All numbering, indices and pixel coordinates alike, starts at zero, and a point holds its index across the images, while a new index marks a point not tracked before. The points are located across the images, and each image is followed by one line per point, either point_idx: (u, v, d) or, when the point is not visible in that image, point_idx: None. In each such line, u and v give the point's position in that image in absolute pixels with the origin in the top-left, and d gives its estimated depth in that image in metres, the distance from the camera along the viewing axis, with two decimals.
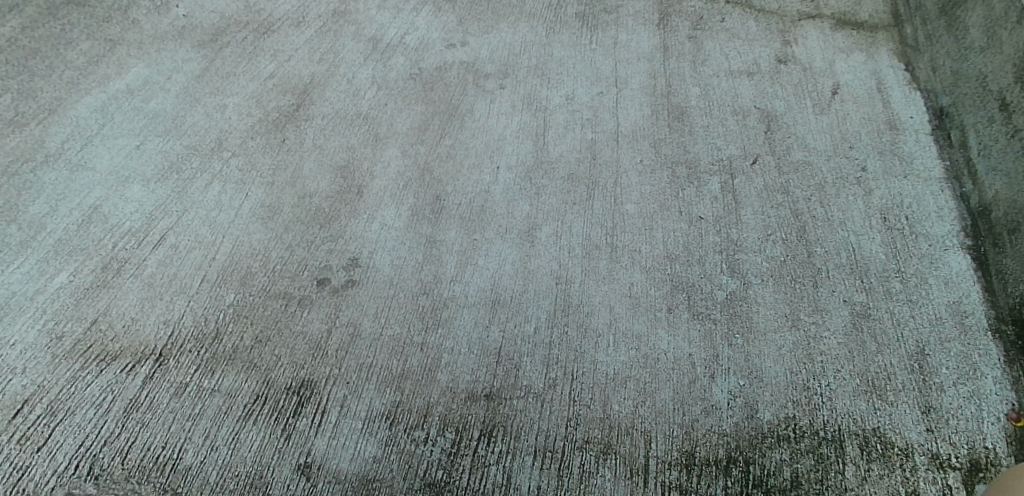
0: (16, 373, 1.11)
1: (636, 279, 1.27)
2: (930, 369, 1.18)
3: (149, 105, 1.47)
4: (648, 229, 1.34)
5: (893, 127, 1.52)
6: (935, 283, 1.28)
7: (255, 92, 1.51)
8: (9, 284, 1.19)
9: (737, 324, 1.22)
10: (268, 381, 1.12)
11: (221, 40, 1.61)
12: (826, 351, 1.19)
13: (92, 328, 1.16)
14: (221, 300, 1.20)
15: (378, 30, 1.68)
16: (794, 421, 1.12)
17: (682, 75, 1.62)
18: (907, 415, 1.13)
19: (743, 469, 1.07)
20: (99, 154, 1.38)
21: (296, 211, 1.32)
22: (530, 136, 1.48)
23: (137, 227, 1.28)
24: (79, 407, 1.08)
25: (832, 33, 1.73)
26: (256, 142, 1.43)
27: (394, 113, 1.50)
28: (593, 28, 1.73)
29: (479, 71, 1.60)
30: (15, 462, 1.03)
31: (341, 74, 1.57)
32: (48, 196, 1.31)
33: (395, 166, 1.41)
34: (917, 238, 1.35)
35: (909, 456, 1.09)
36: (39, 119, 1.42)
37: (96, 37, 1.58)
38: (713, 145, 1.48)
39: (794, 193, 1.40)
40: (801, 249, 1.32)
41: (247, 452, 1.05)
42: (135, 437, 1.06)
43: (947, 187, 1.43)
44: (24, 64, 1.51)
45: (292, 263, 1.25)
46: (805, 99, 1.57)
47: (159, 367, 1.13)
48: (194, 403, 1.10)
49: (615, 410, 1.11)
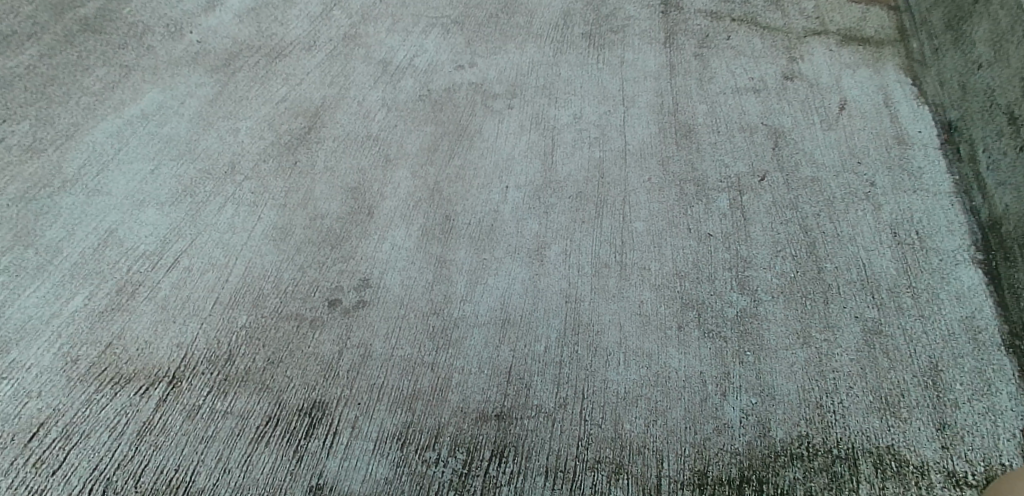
0: (32, 396, 1.12)
1: (646, 297, 1.27)
2: (944, 385, 1.17)
3: (164, 130, 1.50)
4: (657, 246, 1.34)
5: (901, 142, 1.52)
6: (947, 298, 1.28)
7: (267, 116, 1.54)
8: (27, 307, 1.21)
9: (748, 341, 1.21)
10: (281, 403, 1.13)
11: (234, 65, 1.64)
12: (838, 368, 1.19)
13: (107, 351, 1.17)
14: (234, 322, 1.21)
15: (388, 53, 1.70)
16: (807, 439, 1.11)
17: (689, 93, 1.63)
18: (922, 432, 1.12)
19: (757, 489, 1.06)
20: (114, 178, 1.41)
21: (308, 232, 1.34)
22: (538, 155, 1.50)
23: (152, 250, 1.30)
24: (94, 429, 1.09)
25: (838, 48, 1.73)
26: (269, 164, 1.45)
27: (404, 134, 1.52)
28: (600, 47, 1.74)
29: (487, 92, 1.62)
30: (30, 485, 1.04)
31: (351, 96, 1.59)
32: (65, 221, 1.33)
33: (405, 186, 1.43)
34: (927, 253, 1.34)
35: (924, 474, 1.08)
36: (56, 145, 1.45)
37: (112, 64, 1.62)
38: (720, 162, 1.49)
39: (803, 209, 1.41)
40: (810, 265, 1.32)
41: (260, 474, 1.06)
42: (148, 460, 1.07)
43: (956, 202, 1.42)
44: (42, 91, 1.54)
45: (304, 284, 1.27)
46: (812, 115, 1.58)
47: (173, 389, 1.14)
48: (207, 425, 1.10)
49: (626, 429, 1.11)
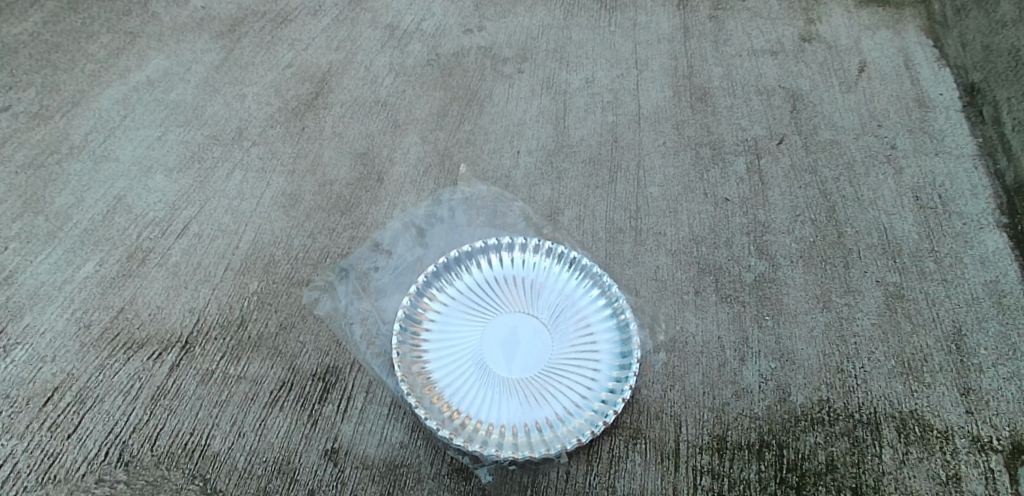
0: (47, 361, 1.12)
1: (662, 262, 1.24)
2: (968, 350, 1.15)
3: (170, 96, 1.47)
4: (673, 211, 1.31)
5: (922, 105, 1.48)
6: (971, 262, 1.25)
7: (274, 82, 1.50)
8: (38, 274, 1.20)
9: (767, 305, 1.19)
10: (294, 368, 1.12)
11: (239, 31, 1.59)
12: (860, 333, 1.17)
13: (119, 316, 1.16)
14: (245, 288, 1.20)
15: (394, 17, 1.65)
16: (828, 403, 1.10)
17: (705, 56, 1.58)
18: (946, 397, 1.10)
19: (777, 453, 1.05)
20: (122, 145, 1.38)
21: (317, 199, 1.32)
22: (550, 120, 1.46)
23: (161, 216, 1.28)
24: (108, 394, 1.09)
25: (857, 9, 1.67)
26: (276, 130, 1.42)
27: (412, 100, 1.49)
28: (612, 10, 1.68)
29: (497, 56, 1.57)
30: (47, 448, 1.04)
31: (358, 61, 1.55)
32: (74, 187, 1.31)
33: (414, 152, 1.40)
34: (950, 216, 1.31)
35: (949, 439, 1.07)
36: (63, 111, 1.42)
37: (116, 30, 1.57)
38: (737, 126, 1.45)
39: (822, 173, 1.37)
40: (830, 230, 1.29)
41: (275, 438, 1.06)
42: (163, 424, 1.07)
43: (980, 165, 1.38)
44: (46, 58, 1.50)
45: (315, 250, 1.25)
46: (831, 77, 1.53)
47: (186, 355, 1.13)
48: (221, 390, 1.10)
49: (644, 394, 1.10)
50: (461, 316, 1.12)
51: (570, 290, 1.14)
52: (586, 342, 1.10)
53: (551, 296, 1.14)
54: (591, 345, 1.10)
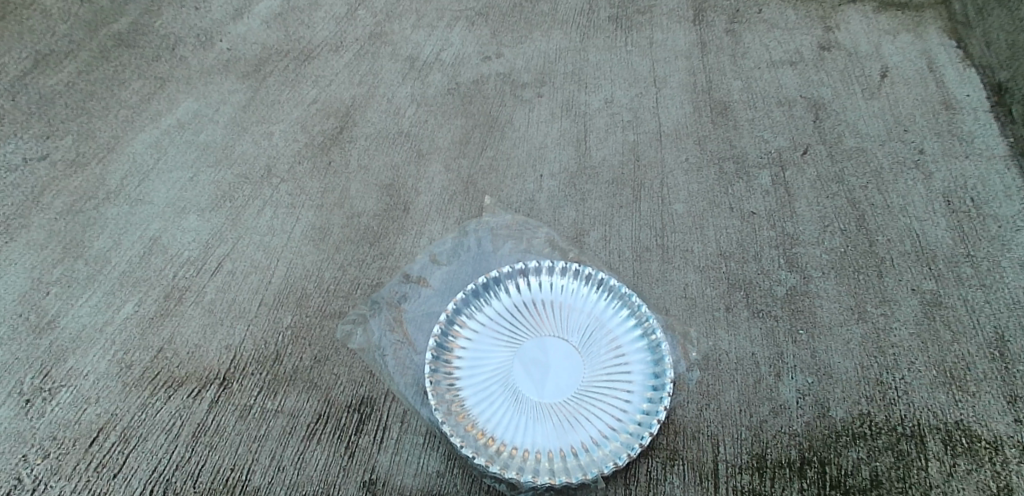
0: (91, 403, 1.15)
1: (691, 279, 1.24)
2: (1012, 357, 1.12)
3: (200, 137, 1.51)
4: (699, 228, 1.31)
5: (949, 107, 1.45)
6: (1009, 266, 1.22)
7: (300, 118, 1.54)
8: (79, 317, 1.24)
9: (800, 319, 1.18)
10: (330, 400, 1.14)
11: (264, 70, 1.64)
12: (898, 343, 1.15)
13: (159, 356, 1.19)
14: (279, 323, 1.22)
15: (414, 49, 1.68)
16: (870, 417, 1.08)
17: (723, 70, 1.58)
18: (992, 406, 1.08)
19: (818, 470, 1.03)
20: (156, 188, 1.43)
21: (345, 232, 1.34)
22: (571, 142, 1.47)
23: (196, 256, 1.32)
24: (151, 432, 1.11)
25: (875, 15, 1.65)
26: (304, 166, 1.45)
27: (435, 129, 1.51)
28: (627, 30, 1.69)
29: (516, 82, 1.59)
30: (94, 488, 1.07)
31: (381, 94, 1.58)
32: (112, 231, 1.36)
33: (439, 181, 1.42)
34: (985, 220, 1.28)
35: (998, 449, 1.04)
36: (98, 157, 1.47)
37: (146, 76, 1.62)
38: (759, 138, 1.44)
39: (849, 181, 1.36)
40: (860, 240, 1.27)
41: (314, 471, 1.07)
42: (205, 460, 1.09)
43: (1012, 165, 1.36)
44: (81, 106, 1.55)
45: (346, 282, 1.27)
46: (853, 84, 1.52)
47: (224, 391, 1.15)
48: (260, 425, 1.12)
49: (680, 414, 1.09)
50: (493, 342, 1.13)
51: (600, 311, 1.14)
52: (618, 362, 1.10)
53: (581, 318, 1.14)
54: (623, 366, 1.09)
